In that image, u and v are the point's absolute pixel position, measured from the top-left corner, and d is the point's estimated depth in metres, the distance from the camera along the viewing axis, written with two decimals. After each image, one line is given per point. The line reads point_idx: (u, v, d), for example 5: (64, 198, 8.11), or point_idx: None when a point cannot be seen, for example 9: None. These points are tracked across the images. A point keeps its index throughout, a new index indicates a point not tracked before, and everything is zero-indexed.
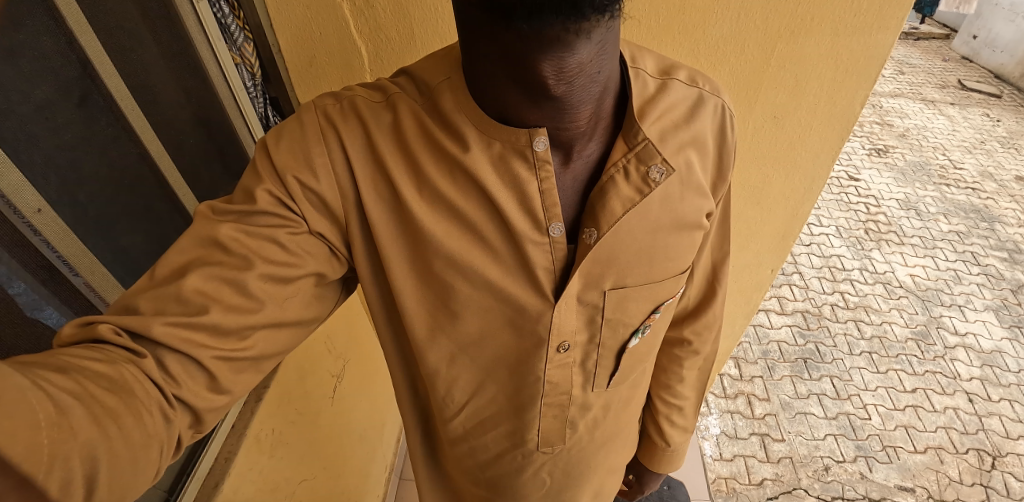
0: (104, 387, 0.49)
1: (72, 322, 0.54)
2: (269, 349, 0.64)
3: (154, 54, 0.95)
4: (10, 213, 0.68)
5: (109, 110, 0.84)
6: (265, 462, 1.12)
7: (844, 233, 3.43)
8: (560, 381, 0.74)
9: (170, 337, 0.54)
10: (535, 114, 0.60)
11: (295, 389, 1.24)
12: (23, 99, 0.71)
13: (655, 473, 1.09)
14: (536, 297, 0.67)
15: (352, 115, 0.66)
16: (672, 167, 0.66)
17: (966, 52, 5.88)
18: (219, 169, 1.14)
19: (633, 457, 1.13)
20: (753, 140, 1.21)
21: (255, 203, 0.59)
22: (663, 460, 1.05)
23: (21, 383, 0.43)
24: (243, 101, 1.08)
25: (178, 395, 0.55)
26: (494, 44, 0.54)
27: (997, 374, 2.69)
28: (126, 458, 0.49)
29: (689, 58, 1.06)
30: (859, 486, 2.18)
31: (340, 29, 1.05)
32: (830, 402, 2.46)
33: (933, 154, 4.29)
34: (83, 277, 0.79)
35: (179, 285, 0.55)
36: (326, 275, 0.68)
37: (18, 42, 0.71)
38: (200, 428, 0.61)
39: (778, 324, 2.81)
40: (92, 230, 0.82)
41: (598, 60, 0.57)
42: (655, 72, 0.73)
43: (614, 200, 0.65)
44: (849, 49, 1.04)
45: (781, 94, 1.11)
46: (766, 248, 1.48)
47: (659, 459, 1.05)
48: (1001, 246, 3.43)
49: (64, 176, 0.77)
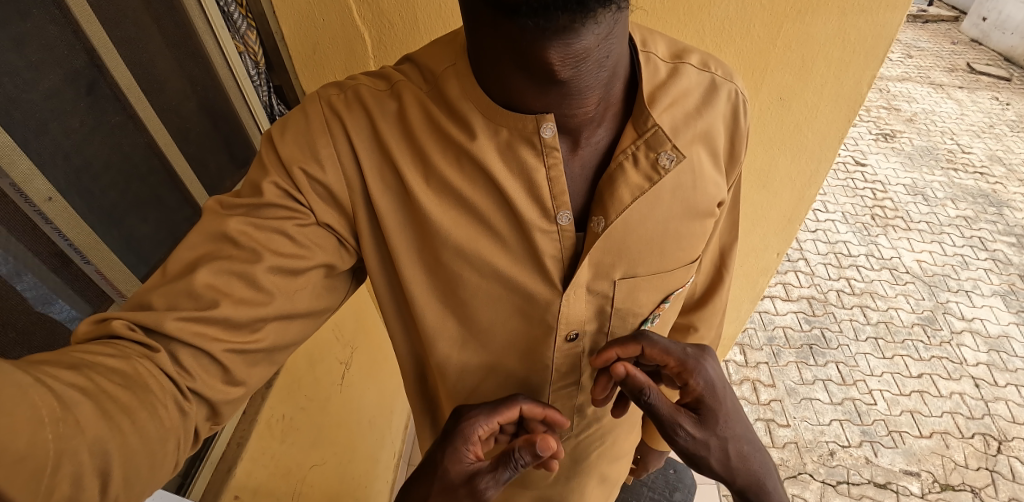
0: (117, 383, 0.50)
1: (87, 320, 0.56)
2: (281, 341, 0.65)
3: (159, 44, 0.94)
4: (22, 201, 0.69)
5: (115, 99, 0.85)
6: (277, 448, 1.13)
7: (850, 218, 3.40)
8: (569, 369, 0.75)
9: (182, 331, 0.54)
10: (542, 101, 0.59)
11: (304, 377, 1.25)
12: (29, 88, 0.71)
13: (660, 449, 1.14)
14: (545, 285, 0.67)
15: (358, 105, 0.66)
16: (683, 153, 0.66)
17: (975, 35, 5.78)
18: (226, 158, 1.14)
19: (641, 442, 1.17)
20: (759, 122, 1.19)
21: (262, 196, 0.59)
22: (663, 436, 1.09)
23: (28, 380, 0.44)
24: (248, 89, 1.12)
25: (193, 388, 0.56)
26: (497, 33, 0.53)
27: (1005, 358, 2.68)
28: (141, 450, 0.50)
29: (693, 38, 1.05)
30: (864, 470, 2.20)
31: (344, 16, 1.05)
32: (835, 388, 2.47)
33: (942, 137, 4.25)
34: (94, 265, 0.80)
35: (190, 280, 0.56)
36: (336, 266, 0.68)
37: (24, 31, 0.70)
38: (218, 420, 0.62)
39: (784, 311, 2.80)
40: (104, 220, 0.83)
41: (606, 46, 0.56)
42: (667, 56, 0.73)
43: (624, 188, 0.64)
44: (856, 29, 1.02)
45: (787, 74, 1.10)
46: (771, 231, 1.47)
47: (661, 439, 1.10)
48: (1008, 230, 3.40)
49: (77, 167, 0.78)
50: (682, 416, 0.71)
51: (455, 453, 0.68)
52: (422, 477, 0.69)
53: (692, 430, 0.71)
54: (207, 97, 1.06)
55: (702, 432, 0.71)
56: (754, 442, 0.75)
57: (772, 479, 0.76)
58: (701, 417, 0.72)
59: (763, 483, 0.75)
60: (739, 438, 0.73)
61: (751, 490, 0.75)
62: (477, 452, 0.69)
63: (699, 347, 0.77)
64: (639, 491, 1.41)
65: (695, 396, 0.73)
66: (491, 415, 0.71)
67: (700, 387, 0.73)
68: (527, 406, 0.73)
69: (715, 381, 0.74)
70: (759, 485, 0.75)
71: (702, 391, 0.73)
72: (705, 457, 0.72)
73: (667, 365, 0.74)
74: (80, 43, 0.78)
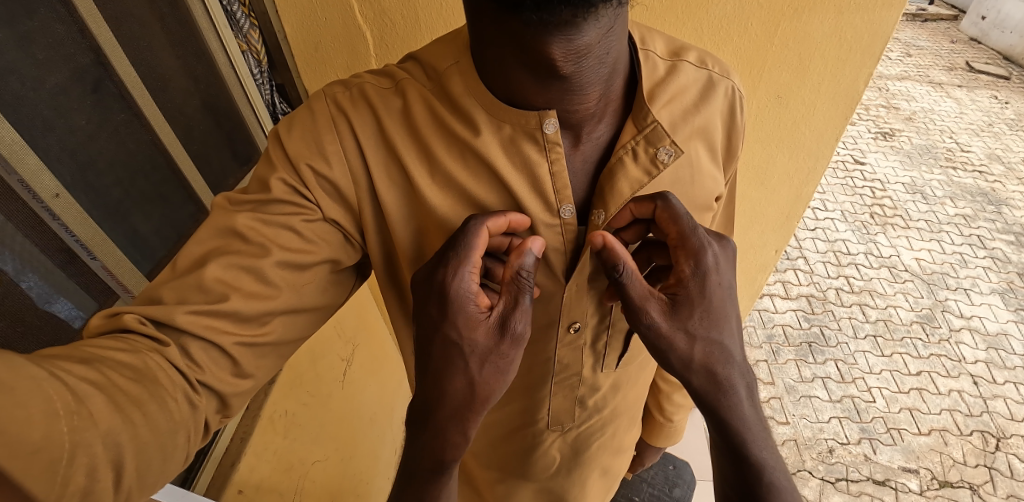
0: (128, 376, 0.51)
1: (99, 314, 0.57)
2: (289, 335, 0.66)
3: (163, 42, 0.95)
4: (30, 198, 0.70)
5: (121, 98, 0.86)
6: (280, 443, 1.14)
7: (849, 217, 3.41)
8: (570, 361, 0.76)
9: (192, 325, 0.55)
10: (545, 97, 0.60)
11: (306, 373, 1.26)
12: (36, 86, 0.72)
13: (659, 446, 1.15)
14: (547, 277, 0.69)
15: (363, 102, 0.67)
16: (680, 149, 0.67)
17: (974, 33, 5.78)
18: (229, 156, 1.15)
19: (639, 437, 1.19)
20: (757, 120, 1.20)
21: (270, 192, 0.60)
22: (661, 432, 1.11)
23: (43, 373, 0.45)
24: (250, 88, 1.13)
25: (202, 381, 0.57)
26: (501, 29, 0.54)
27: (1003, 356, 2.70)
28: (152, 442, 0.51)
29: (692, 36, 1.06)
30: (863, 467, 2.22)
31: (345, 15, 1.05)
32: (835, 385, 2.48)
33: (941, 136, 4.26)
34: (101, 261, 0.81)
35: (200, 275, 0.57)
36: (341, 261, 0.69)
37: (30, 29, 0.71)
38: (227, 413, 0.63)
39: (783, 309, 2.80)
40: (110, 217, 0.84)
41: (607, 42, 0.57)
42: (665, 54, 0.74)
43: (623, 182, 0.66)
44: (853, 27, 1.03)
45: (785, 72, 1.11)
46: (769, 228, 1.48)
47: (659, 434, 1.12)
48: (1007, 229, 3.41)
49: (83, 164, 0.79)
50: (651, 303, 0.64)
51: (467, 324, 0.60)
52: (438, 367, 0.60)
53: (657, 319, 0.65)
54: (210, 95, 1.07)
55: (670, 323, 0.65)
56: (731, 357, 0.68)
57: (742, 394, 0.69)
58: (673, 307, 0.65)
59: (730, 395, 0.68)
60: (714, 342, 0.67)
61: (711, 401, 0.68)
62: (482, 301, 0.61)
63: (717, 236, 0.68)
64: (639, 487, 1.42)
65: (681, 280, 0.65)
66: (465, 260, 0.59)
67: (691, 271, 0.64)
68: (491, 224, 0.61)
69: (713, 271, 0.65)
70: (721, 398, 0.68)
71: (692, 276, 0.65)
72: (664, 350, 0.66)
73: (666, 236, 0.65)
74: (87, 42, 0.79)
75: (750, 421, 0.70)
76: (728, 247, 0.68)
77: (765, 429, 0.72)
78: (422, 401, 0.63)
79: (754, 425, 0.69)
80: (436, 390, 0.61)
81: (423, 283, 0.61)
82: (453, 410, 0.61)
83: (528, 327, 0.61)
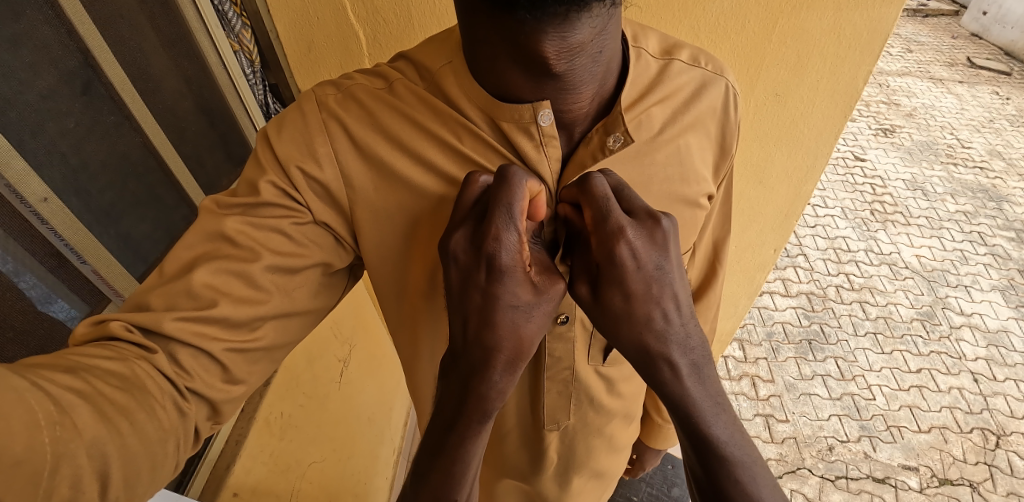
0: (114, 385, 0.50)
1: (86, 322, 0.56)
2: (280, 339, 0.65)
3: (154, 43, 0.94)
4: (17, 201, 0.69)
5: (109, 98, 0.84)
6: (276, 445, 1.14)
7: (850, 214, 3.39)
8: (563, 356, 0.75)
9: (181, 332, 0.54)
10: (536, 93, 0.59)
11: (304, 374, 1.26)
12: (24, 87, 0.70)
13: (656, 448, 1.15)
14: None
15: (355, 103, 0.66)
16: (632, 139, 0.63)
17: (975, 28, 5.75)
18: (222, 157, 1.15)
19: (636, 439, 1.19)
20: (755, 118, 1.19)
21: (259, 196, 0.60)
22: (660, 434, 1.11)
23: (20, 385, 0.43)
24: (243, 87, 1.12)
25: (192, 388, 0.56)
26: (495, 30, 0.52)
27: (1004, 353, 2.69)
28: (140, 451, 0.50)
29: (689, 35, 1.05)
30: (862, 465, 2.22)
31: (338, 15, 1.03)
32: (834, 383, 2.48)
33: (942, 132, 4.24)
34: (91, 265, 0.79)
35: (188, 280, 0.56)
36: (334, 264, 0.68)
37: (18, 32, 0.70)
38: (218, 420, 0.62)
39: (783, 306, 2.80)
40: (101, 219, 0.83)
41: (599, 41, 0.56)
42: (658, 52, 0.72)
43: (582, 172, 0.66)
44: (852, 24, 1.02)
45: (783, 70, 1.09)
46: (768, 227, 1.47)
47: (655, 436, 1.11)
48: (1007, 225, 3.40)
49: (73, 171, 0.78)
50: (580, 287, 0.62)
51: (516, 281, 0.57)
52: (495, 327, 0.57)
53: (585, 300, 0.62)
54: (203, 96, 1.06)
55: (595, 309, 0.62)
56: (672, 336, 0.61)
57: (683, 372, 0.62)
58: (599, 293, 0.61)
59: (665, 374, 0.61)
60: (640, 325, 0.60)
61: (652, 383, 0.63)
62: (524, 259, 0.59)
63: (646, 217, 0.60)
64: (637, 487, 1.41)
65: (599, 265, 0.60)
66: (504, 232, 0.57)
67: (601, 260, 0.60)
68: (528, 184, 0.59)
69: (624, 260, 0.59)
70: (657, 383, 0.62)
71: (607, 261, 0.59)
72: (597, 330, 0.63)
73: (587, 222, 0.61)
74: (75, 44, 0.78)
75: (698, 402, 0.62)
76: (659, 229, 0.59)
77: (722, 405, 0.64)
78: (469, 365, 0.58)
79: (703, 403, 0.62)
80: (488, 350, 0.58)
81: (470, 251, 0.58)
82: (504, 361, 0.58)
83: (564, 282, 0.61)
